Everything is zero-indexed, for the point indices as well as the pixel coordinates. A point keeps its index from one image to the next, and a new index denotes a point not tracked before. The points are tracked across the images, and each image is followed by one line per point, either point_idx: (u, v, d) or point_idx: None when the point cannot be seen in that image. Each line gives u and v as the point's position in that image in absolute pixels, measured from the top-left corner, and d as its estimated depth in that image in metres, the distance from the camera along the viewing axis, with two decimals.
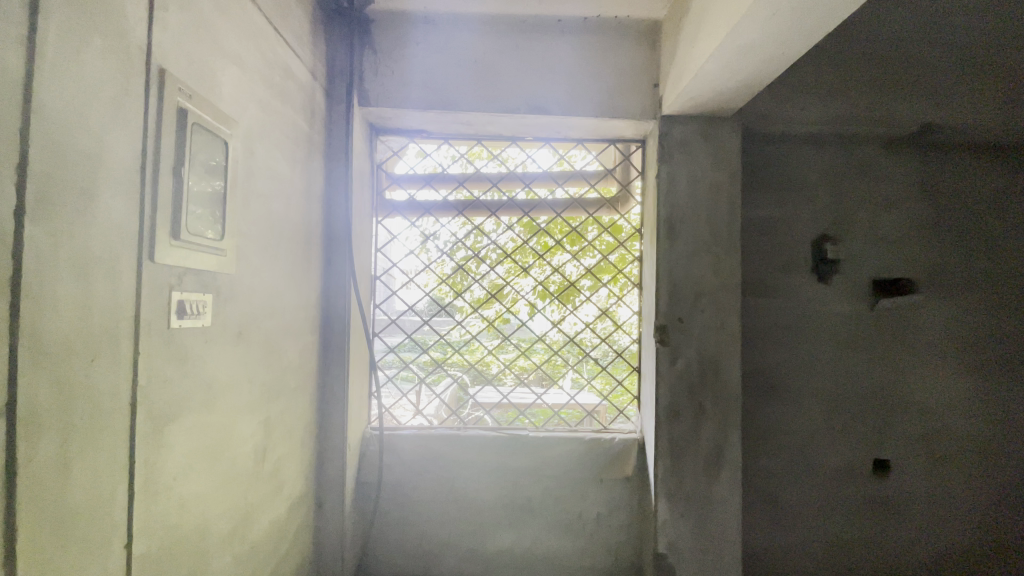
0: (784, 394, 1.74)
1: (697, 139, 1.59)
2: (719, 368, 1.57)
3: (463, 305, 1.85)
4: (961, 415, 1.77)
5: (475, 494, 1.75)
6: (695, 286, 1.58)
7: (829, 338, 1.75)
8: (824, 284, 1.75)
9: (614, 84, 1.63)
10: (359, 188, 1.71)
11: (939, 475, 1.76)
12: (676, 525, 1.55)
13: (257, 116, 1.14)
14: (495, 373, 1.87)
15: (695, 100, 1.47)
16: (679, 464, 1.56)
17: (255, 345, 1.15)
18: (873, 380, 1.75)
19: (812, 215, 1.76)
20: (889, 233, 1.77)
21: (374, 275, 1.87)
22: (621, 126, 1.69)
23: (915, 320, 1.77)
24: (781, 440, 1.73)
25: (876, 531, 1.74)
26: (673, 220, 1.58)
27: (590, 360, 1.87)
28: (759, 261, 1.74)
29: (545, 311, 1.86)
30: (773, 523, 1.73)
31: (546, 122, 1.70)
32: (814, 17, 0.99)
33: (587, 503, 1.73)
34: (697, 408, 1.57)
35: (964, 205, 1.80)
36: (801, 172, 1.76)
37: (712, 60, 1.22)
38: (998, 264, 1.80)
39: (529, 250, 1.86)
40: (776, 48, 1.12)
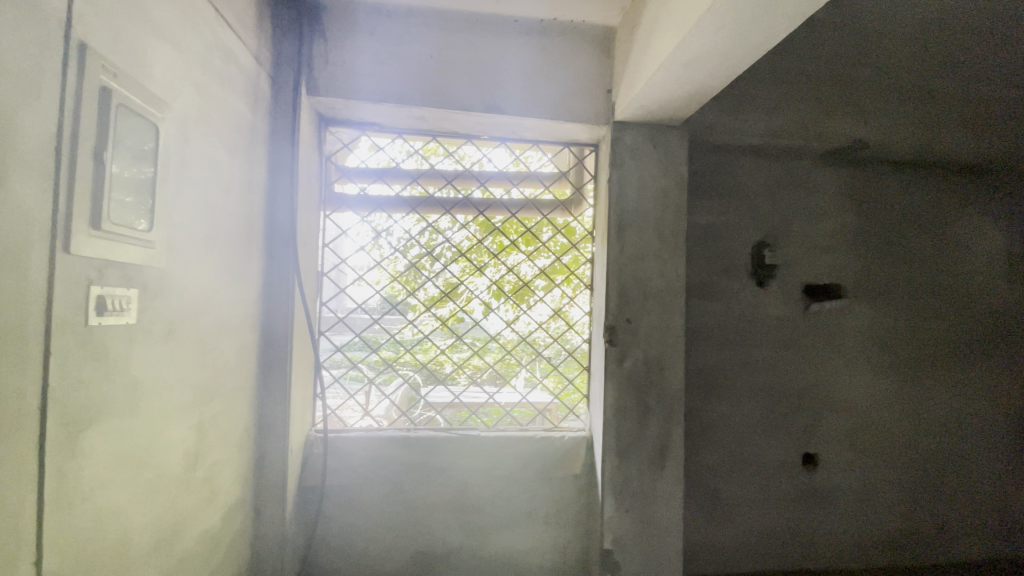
0: (725, 393, 1.82)
1: (646, 145, 1.64)
2: (664, 368, 1.62)
3: (416, 303, 1.81)
4: (882, 411, 1.91)
5: (424, 495, 1.72)
6: (643, 288, 1.62)
7: (765, 339, 1.84)
8: (760, 288, 1.84)
9: (568, 87, 1.65)
10: (306, 180, 1.64)
11: (862, 467, 1.89)
12: (622, 521, 1.58)
13: (192, 100, 1.07)
14: (449, 373, 1.83)
15: (645, 108, 1.50)
16: (625, 462, 1.60)
17: (186, 345, 1.07)
18: (805, 379, 1.87)
19: (751, 223, 1.85)
20: (821, 241, 1.89)
21: (322, 271, 1.80)
22: (575, 130, 1.72)
23: (842, 323, 1.90)
24: (720, 437, 1.81)
25: (806, 520, 1.85)
26: (623, 224, 1.62)
27: (542, 359, 1.88)
28: (702, 266, 1.81)
29: (498, 310, 1.85)
30: (712, 516, 1.81)
31: (502, 122, 1.69)
32: (758, 34, 1.04)
33: (536, 502, 1.75)
34: (644, 407, 1.61)
35: (888, 216, 1.95)
36: (742, 182, 1.86)
37: (663, 70, 1.25)
38: (915, 271, 1.96)
39: (484, 249, 1.85)
40: (722, 62, 1.17)
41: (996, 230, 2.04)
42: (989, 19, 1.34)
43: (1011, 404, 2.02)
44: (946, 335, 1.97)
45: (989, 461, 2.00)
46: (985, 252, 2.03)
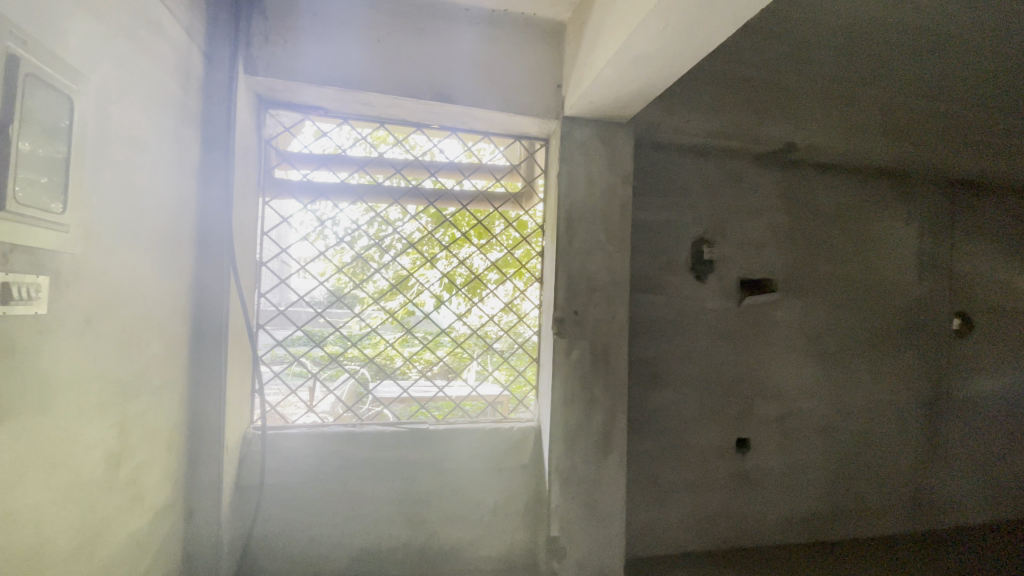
0: (666, 382, 1.90)
1: (595, 141, 1.67)
2: (610, 358, 1.67)
3: (365, 296, 1.77)
4: (807, 397, 2.06)
5: (371, 491, 1.69)
6: (591, 281, 1.66)
7: (704, 331, 1.94)
8: (699, 282, 1.93)
9: (519, 80, 1.66)
10: (243, 165, 1.55)
11: (790, 449, 2.03)
12: (568, 509, 1.62)
13: (114, 73, 0.99)
14: (399, 368, 1.80)
15: (592, 104, 1.53)
16: (572, 450, 1.64)
17: (106, 337, 1.00)
18: (740, 368, 1.98)
19: (692, 219, 1.93)
20: (756, 238, 2.01)
21: (262, 261, 1.72)
22: (526, 123, 1.72)
23: (773, 315, 2.02)
24: (661, 425, 1.89)
25: (739, 501, 1.97)
26: (572, 218, 1.64)
27: (494, 352, 1.89)
28: (646, 260, 1.88)
29: (450, 303, 1.84)
30: (654, 500, 1.88)
31: (452, 112, 1.68)
32: (700, 36, 1.08)
33: (485, 493, 1.77)
34: (590, 397, 1.65)
35: (816, 216, 2.09)
36: (684, 180, 1.94)
37: (610, 68, 1.28)
38: (838, 268, 2.11)
39: (435, 241, 1.83)
40: (664, 62, 1.21)
41: (911, 230, 2.22)
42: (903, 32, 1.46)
43: (921, 390, 2.21)
44: (865, 327, 2.14)
45: (901, 442, 2.18)
46: (901, 251, 2.20)
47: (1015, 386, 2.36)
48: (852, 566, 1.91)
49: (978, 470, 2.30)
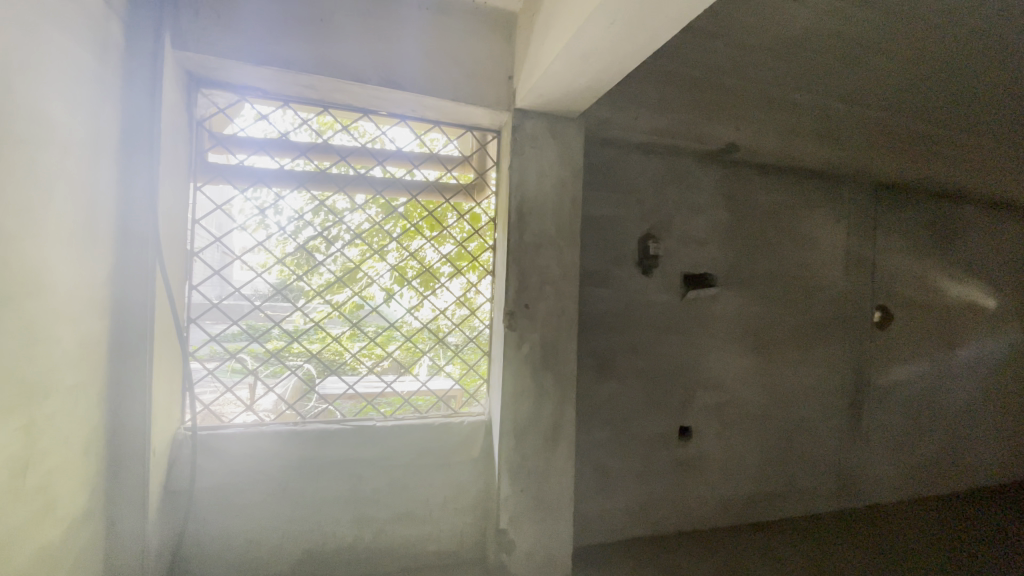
0: (613, 373, 1.94)
1: (546, 134, 1.67)
2: (559, 351, 1.69)
3: (309, 289, 1.70)
4: (744, 387, 2.16)
5: (315, 491, 1.63)
6: (541, 275, 1.66)
7: (649, 324, 1.99)
8: (645, 276, 1.98)
9: (470, 69, 1.63)
10: (171, 147, 1.44)
11: (728, 436, 2.13)
12: (517, 501, 1.63)
13: (18, 40, 0.89)
14: (347, 364, 1.75)
15: (543, 98, 1.53)
16: (522, 443, 1.64)
17: (8, 333, 0.90)
18: (682, 360, 2.05)
19: (639, 215, 1.98)
20: (699, 234, 2.08)
21: (193, 251, 1.60)
22: (477, 114, 1.70)
23: (714, 308, 2.11)
24: (608, 416, 1.93)
25: (681, 487, 2.05)
26: (523, 211, 1.64)
27: (445, 346, 1.86)
28: (595, 255, 1.91)
29: (399, 297, 1.79)
30: (601, 489, 1.92)
31: (400, 99, 1.63)
32: (646, 33, 1.09)
33: (434, 489, 1.74)
34: (539, 389, 1.66)
35: (754, 214, 2.20)
36: (632, 176, 1.98)
37: (559, 62, 1.28)
38: (774, 263, 2.23)
39: (383, 233, 1.78)
40: (612, 57, 1.22)
41: (838, 229, 2.37)
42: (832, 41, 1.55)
43: (845, 378, 2.37)
44: (796, 319, 2.27)
45: (829, 427, 2.33)
46: (830, 248, 2.35)
47: (926, 373, 2.57)
48: (782, 543, 2.03)
49: (894, 451, 2.50)
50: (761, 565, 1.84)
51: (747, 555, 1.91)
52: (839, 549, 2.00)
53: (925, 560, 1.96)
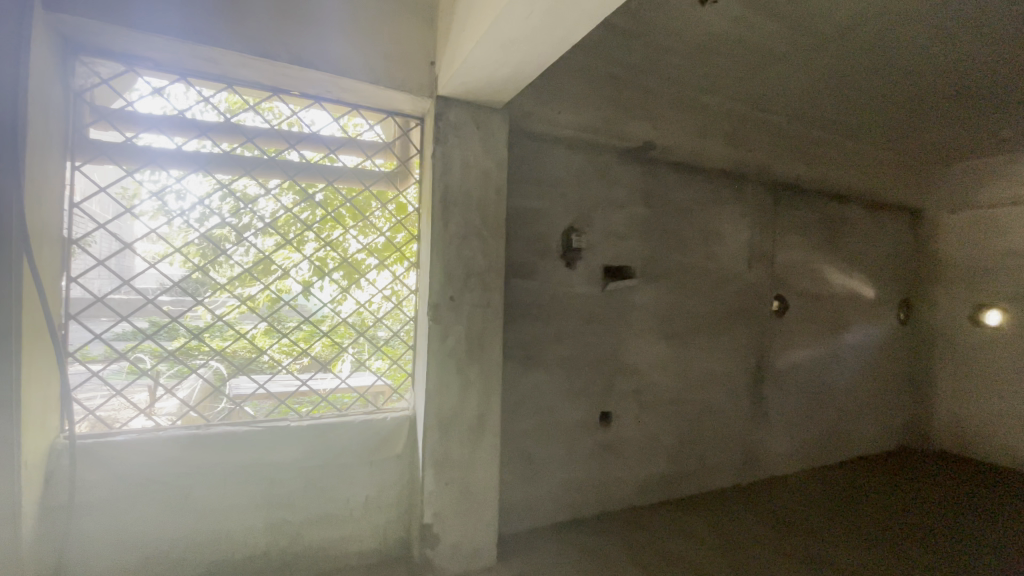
0: (538, 363, 1.97)
1: (469, 123, 1.65)
2: (485, 342, 1.68)
3: (216, 282, 1.57)
4: (660, 372, 2.29)
5: (223, 499, 1.52)
6: (466, 266, 1.64)
7: (573, 315, 2.05)
8: (568, 268, 2.03)
9: (390, 52, 1.57)
10: (39, 118, 1.26)
11: (646, 420, 2.24)
12: (442, 494, 1.62)
13: None
14: (262, 361, 1.63)
15: (465, 86, 1.50)
16: (446, 435, 1.63)
17: None
18: (604, 348, 2.13)
19: (563, 209, 2.02)
20: (619, 228, 2.16)
21: (72, 239, 1.42)
22: (398, 99, 1.64)
23: (633, 299, 2.20)
24: (533, 405, 1.96)
25: (602, 470, 2.13)
26: (447, 200, 1.61)
27: (367, 341, 1.79)
28: (520, 247, 1.93)
29: (318, 290, 1.70)
30: (526, 477, 1.96)
31: (315, 79, 1.53)
32: (566, 25, 1.11)
33: (355, 489, 1.68)
34: (465, 381, 1.65)
35: (671, 209, 2.30)
36: (557, 170, 2.01)
37: (480, 51, 1.26)
38: (688, 256, 2.36)
39: (300, 222, 1.67)
40: (532, 49, 1.23)
41: (745, 225, 2.54)
42: (734, 46, 1.67)
43: (749, 362, 2.58)
44: (707, 308, 2.43)
45: (734, 407, 2.53)
46: (737, 242, 2.52)
47: (817, 356, 2.85)
48: (695, 517, 2.17)
49: (791, 427, 2.75)
50: (675, 539, 1.96)
51: (663, 531, 2.02)
52: (745, 520, 2.17)
53: (818, 525, 2.16)
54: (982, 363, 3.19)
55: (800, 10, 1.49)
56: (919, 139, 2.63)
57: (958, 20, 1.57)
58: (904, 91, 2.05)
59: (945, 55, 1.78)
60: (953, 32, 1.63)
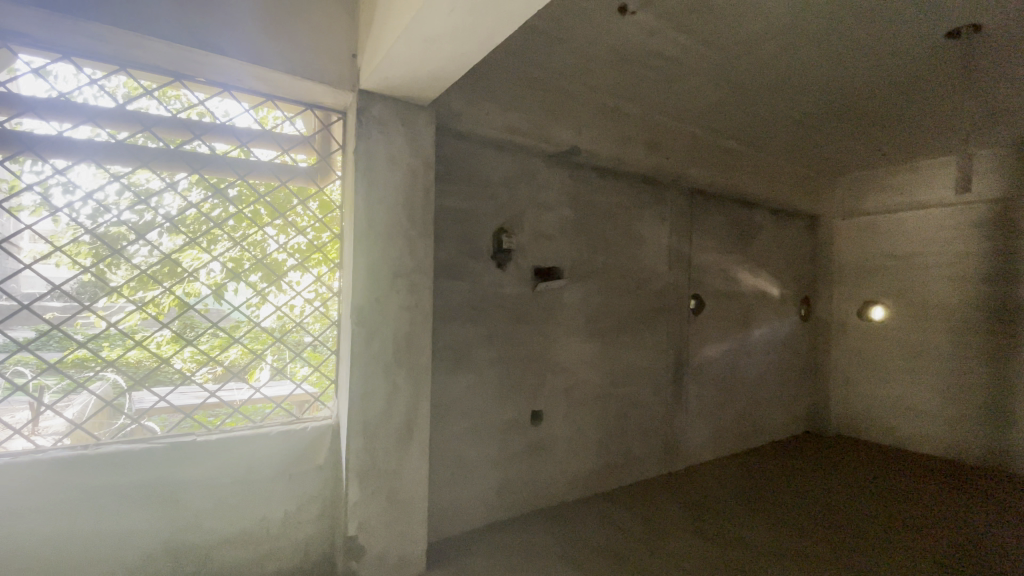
0: (468, 365, 1.95)
1: (394, 120, 1.61)
2: (413, 346, 1.64)
3: (112, 286, 1.41)
4: (587, 370, 2.34)
5: (119, 526, 1.37)
6: (391, 267, 1.59)
7: (502, 315, 2.05)
8: (498, 269, 2.03)
9: (308, 42, 1.49)
10: None
11: (575, 417, 2.29)
12: (367, 504, 1.56)
13: None
14: (169, 370, 1.50)
15: (388, 81, 1.46)
16: (372, 443, 1.56)
17: None
18: (533, 348, 2.14)
19: (492, 209, 2.01)
20: (548, 229, 2.19)
21: None
22: (317, 92, 1.57)
23: (562, 299, 2.24)
24: (463, 407, 1.94)
25: (534, 468, 2.15)
26: (371, 199, 1.56)
27: (286, 347, 1.69)
28: (449, 247, 1.90)
29: (231, 293, 1.58)
30: (457, 480, 1.93)
31: (223, 66, 1.43)
32: (487, 23, 1.11)
33: (272, 505, 1.58)
34: (392, 386, 1.60)
35: (597, 212, 2.37)
36: (486, 170, 2.00)
37: (401, 46, 1.23)
38: (614, 257, 2.43)
39: (209, 220, 1.54)
40: (454, 46, 1.22)
41: (666, 228, 2.67)
42: (651, 56, 1.75)
43: (670, 358, 2.70)
44: (632, 307, 2.52)
45: (658, 401, 2.64)
46: (659, 244, 2.63)
47: (730, 350, 3.05)
48: (622, 508, 2.24)
49: (708, 418, 2.92)
50: (603, 532, 2.01)
51: (591, 524, 2.07)
52: (668, 508, 2.27)
53: (733, 509, 2.30)
54: (869, 354, 3.56)
55: (708, 26, 1.59)
56: (814, 149, 2.89)
57: (842, 45, 1.74)
58: (802, 107, 2.25)
59: (834, 75, 1.96)
60: (840, 55, 1.81)
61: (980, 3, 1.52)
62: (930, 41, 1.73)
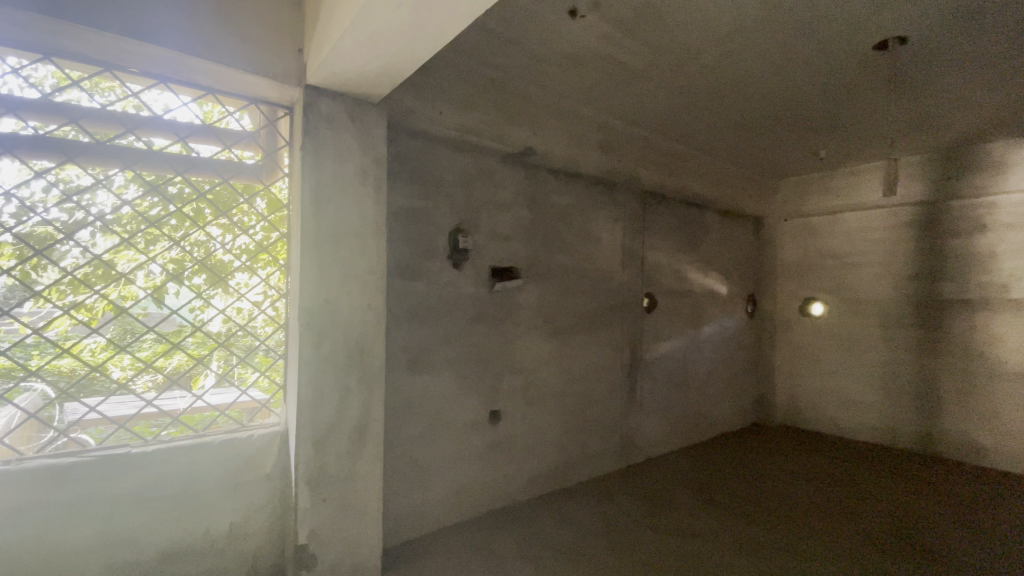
0: (424, 366, 1.93)
1: (343, 116, 1.57)
2: (365, 349, 1.60)
3: (37, 291, 1.31)
4: (545, 369, 2.36)
5: (44, 547, 1.27)
6: (342, 268, 1.56)
7: (458, 316, 2.03)
8: (453, 269, 2.02)
9: (250, 34, 1.44)
10: None
11: (532, 416, 2.30)
12: (318, 512, 1.51)
13: None
14: (106, 380, 1.41)
15: (336, 77, 1.42)
16: (323, 449, 1.52)
17: None
18: (490, 348, 2.14)
19: (447, 209, 2.00)
20: (504, 229, 2.19)
21: None
22: (261, 86, 1.52)
23: (519, 298, 2.25)
24: (419, 409, 1.91)
25: (492, 467, 2.15)
26: (319, 198, 1.51)
27: (230, 352, 1.61)
28: (403, 247, 1.87)
29: (171, 297, 1.50)
30: (413, 483, 1.90)
31: (159, 57, 1.36)
32: (435, 21, 1.10)
33: (216, 517, 1.51)
34: (343, 391, 1.56)
35: (553, 212, 2.39)
36: (441, 170, 1.98)
37: (348, 40, 1.21)
38: (570, 257, 2.46)
39: (145, 220, 1.46)
40: (403, 43, 1.20)
41: (620, 228, 2.72)
42: (601, 59, 1.79)
43: (625, 355, 2.76)
44: (588, 306, 2.56)
45: (613, 398, 2.69)
46: (614, 243, 2.69)
47: (682, 347, 3.15)
48: (580, 504, 2.27)
49: (662, 413, 3.01)
50: (560, 529, 2.02)
51: (549, 522, 2.08)
52: (625, 502, 2.31)
53: (686, 500, 2.37)
54: (811, 348, 3.74)
55: (655, 32, 1.64)
56: (758, 153, 3.02)
57: (781, 54, 1.83)
58: (746, 112, 2.35)
59: (775, 82, 2.06)
60: (780, 63, 1.90)
61: (904, 18, 1.63)
62: (860, 52, 1.84)
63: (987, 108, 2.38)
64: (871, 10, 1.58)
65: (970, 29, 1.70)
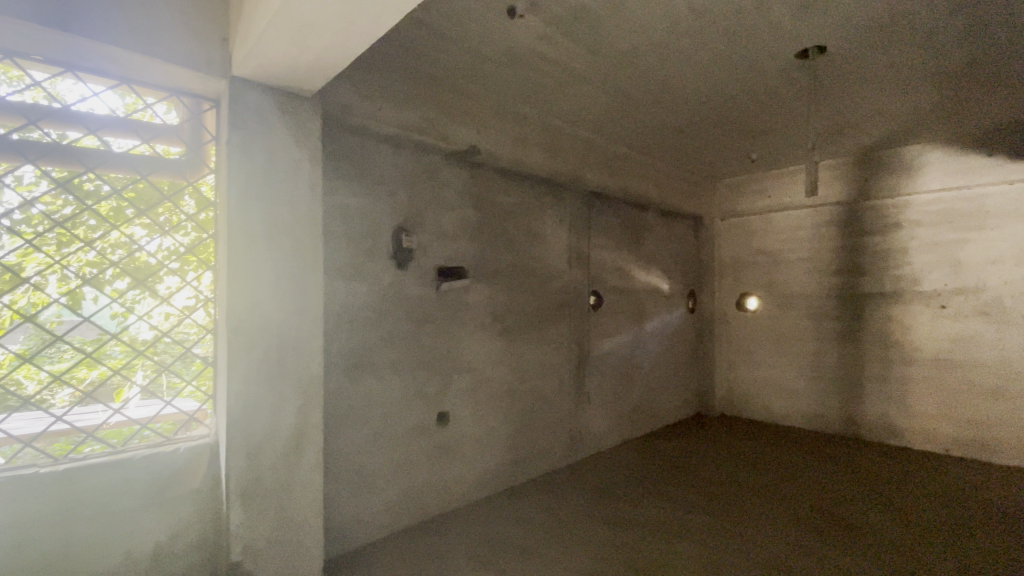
0: (366, 369, 1.88)
1: (273, 111, 1.51)
2: (301, 353, 1.54)
3: None
4: (492, 368, 2.35)
5: None
6: (274, 269, 1.49)
7: (403, 317, 2.00)
8: (397, 269, 1.98)
9: (169, 21, 1.36)
10: None
11: (481, 415, 2.29)
12: (252, 527, 1.43)
13: None
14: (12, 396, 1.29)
15: (265, 69, 1.36)
16: (256, 459, 1.45)
17: None
18: (435, 349, 2.11)
19: (389, 208, 1.96)
20: (449, 228, 2.17)
21: None
22: (184, 76, 1.43)
23: (465, 298, 2.23)
24: (362, 413, 1.86)
25: (439, 470, 2.12)
26: (247, 196, 1.44)
27: (155, 361, 1.50)
28: (342, 247, 1.82)
29: (85, 303, 1.38)
30: (356, 489, 1.84)
31: (66, 43, 1.25)
32: (364, 14, 1.08)
33: (138, 537, 1.41)
34: (278, 398, 1.49)
35: (499, 211, 2.39)
36: (382, 168, 1.94)
37: (274, 31, 1.16)
38: (516, 256, 2.47)
39: (53, 219, 1.34)
40: (332, 35, 1.17)
41: (565, 227, 2.76)
42: (541, 59, 1.81)
43: (572, 353, 2.80)
44: (535, 305, 2.58)
45: (561, 395, 2.73)
46: (559, 242, 2.72)
47: (627, 343, 3.23)
48: (529, 502, 2.28)
49: (608, 408, 3.07)
50: (508, 528, 2.02)
51: (497, 522, 2.08)
52: (574, 497, 2.34)
53: (633, 492, 2.43)
54: (748, 341, 3.93)
55: (591, 35, 1.68)
56: (695, 154, 3.15)
57: (711, 59, 1.91)
58: (683, 115, 2.44)
59: (707, 87, 2.15)
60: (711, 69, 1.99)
61: (820, 29, 1.74)
62: (784, 59, 1.95)
63: (897, 115, 2.59)
64: (791, 20, 1.68)
65: (878, 41, 1.84)
